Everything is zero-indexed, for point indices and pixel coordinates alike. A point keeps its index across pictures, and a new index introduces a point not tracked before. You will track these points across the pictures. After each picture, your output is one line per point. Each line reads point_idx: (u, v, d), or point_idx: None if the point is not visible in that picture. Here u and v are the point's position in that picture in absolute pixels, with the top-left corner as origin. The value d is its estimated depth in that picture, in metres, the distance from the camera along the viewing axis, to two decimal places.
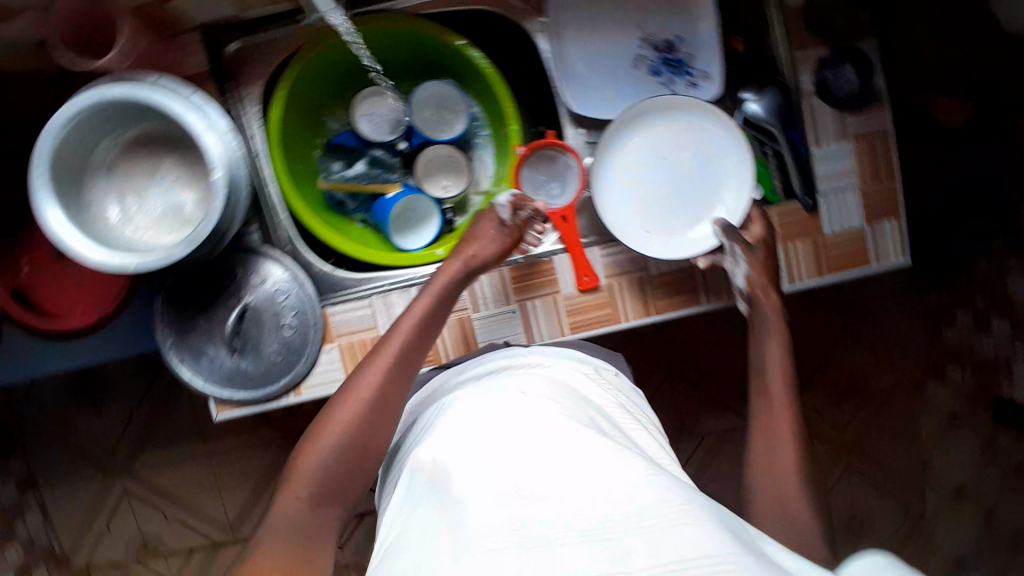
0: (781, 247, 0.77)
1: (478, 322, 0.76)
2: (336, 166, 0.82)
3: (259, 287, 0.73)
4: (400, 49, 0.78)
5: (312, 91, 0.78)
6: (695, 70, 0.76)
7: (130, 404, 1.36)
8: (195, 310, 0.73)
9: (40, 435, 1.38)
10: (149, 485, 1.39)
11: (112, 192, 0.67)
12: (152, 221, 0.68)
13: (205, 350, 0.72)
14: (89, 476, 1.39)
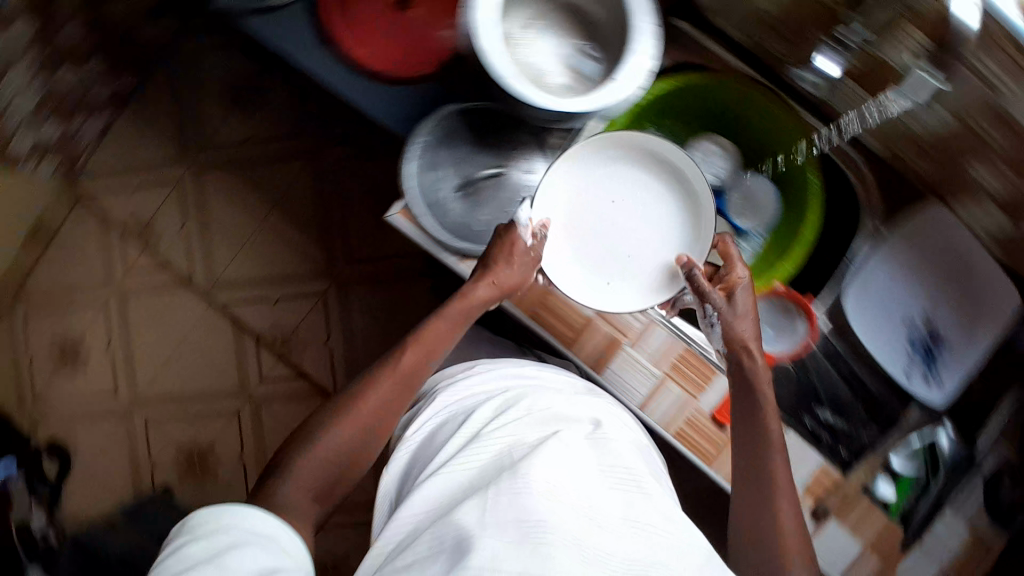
0: (862, 551, 0.74)
1: (623, 354, 0.79)
2: None
3: (520, 170, 0.85)
4: (778, 139, 0.77)
5: (687, 98, 0.79)
6: (936, 375, 0.80)
7: (255, 132, 1.37)
8: (467, 140, 0.84)
9: (173, 79, 1.38)
10: (196, 194, 1.38)
11: (525, 17, 0.70)
12: (526, 62, 0.70)
13: (439, 170, 0.83)
14: (166, 141, 1.38)
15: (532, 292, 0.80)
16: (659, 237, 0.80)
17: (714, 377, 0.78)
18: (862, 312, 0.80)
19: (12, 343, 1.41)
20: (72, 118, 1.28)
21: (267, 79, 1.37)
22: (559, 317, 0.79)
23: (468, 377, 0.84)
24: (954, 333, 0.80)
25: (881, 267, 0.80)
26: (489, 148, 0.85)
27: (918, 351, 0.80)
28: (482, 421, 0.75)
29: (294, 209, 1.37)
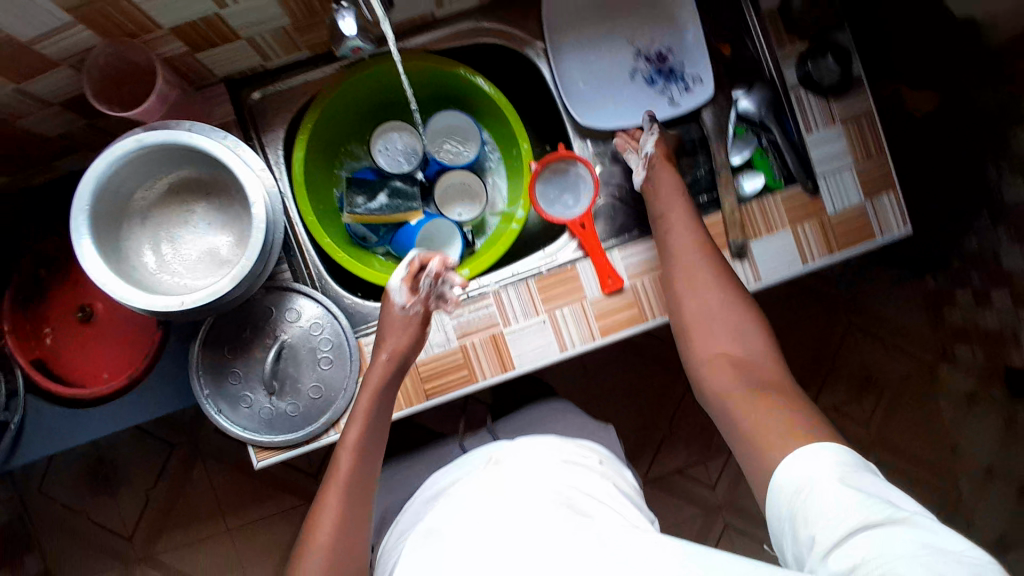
0: (758, 241, 0.76)
1: (510, 337, 0.73)
2: (359, 201, 0.79)
3: (293, 323, 0.73)
4: (432, 78, 0.79)
5: (337, 125, 0.81)
6: (687, 74, 0.79)
7: (146, 485, 1.32)
8: (230, 352, 0.72)
9: (53, 525, 1.32)
10: (171, 571, 1.32)
11: (161, 218, 0.69)
12: (196, 239, 0.70)
13: (243, 395, 0.72)
14: (107, 566, 1.32)
15: (411, 380, 0.74)
16: None
17: (577, 270, 0.73)
18: (602, 106, 0.80)
19: None
20: None
21: (107, 445, 1.32)
22: (449, 372, 0.73)
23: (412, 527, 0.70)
24: (670, 36, 0.80)
25: (564, 57, 0.80)
26: (244, 337, 0.73)
27: (646, 82, 0.81)
28: (457, 499, 0.65)
29: (239, 495, 1.33)
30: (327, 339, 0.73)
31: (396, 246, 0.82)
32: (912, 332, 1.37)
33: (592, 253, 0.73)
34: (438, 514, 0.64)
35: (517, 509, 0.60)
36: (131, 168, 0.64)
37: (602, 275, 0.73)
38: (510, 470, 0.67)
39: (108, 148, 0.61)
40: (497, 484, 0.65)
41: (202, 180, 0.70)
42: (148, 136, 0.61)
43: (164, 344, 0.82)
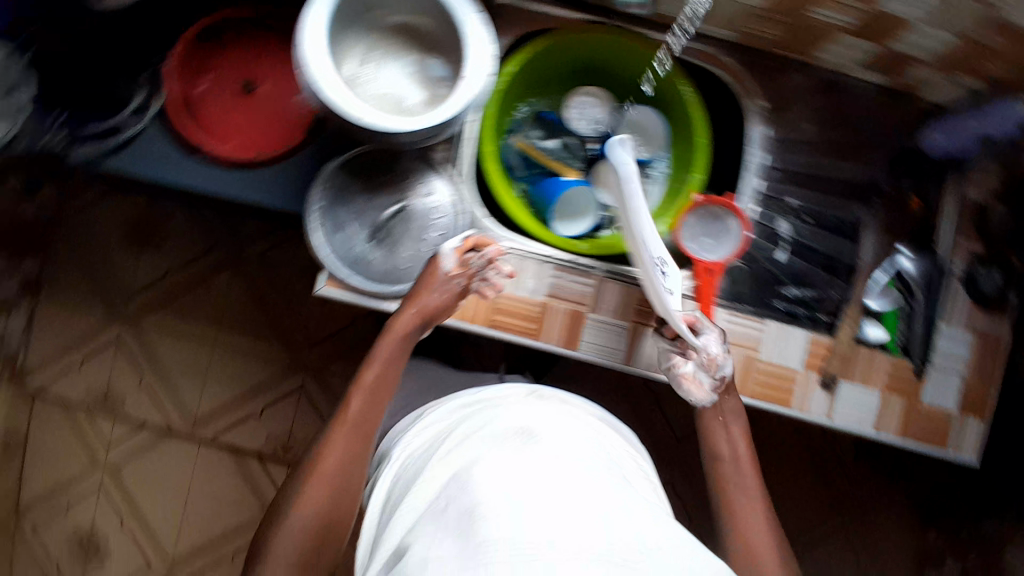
0: (844, 381, 0.77)
1: (591, 321, 0.75)
2: (534, 133, 0.83)
3: (423, 197, 0.76)
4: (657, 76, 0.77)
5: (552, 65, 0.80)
6: (661, 251, 0.70)
7: (170, 263, 1.35)
8: (358, 187, 0.76)
9: (69, 246, 1.34)
10: (144, 345, 1.35)
11: (377, 49, 0.70)
12: (393, 82, 0.70)
13: (346, 227, 0.75)
14: (92, 308, 1.34)
15: (484, 304, 0.75)
16: None
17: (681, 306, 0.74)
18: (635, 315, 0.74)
19: (31, 566, 1.38)
20: None
21: (158, 210, 1.34)
22: (520, 317, 0.74)
23: (432, 421, 0.77)
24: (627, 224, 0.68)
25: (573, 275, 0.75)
26: (377, 182, 0.76)
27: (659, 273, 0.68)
28: (485, 411, 0.72)
29: (240, 319, 1.36)
30: (439, 227, 0.76)
31: (535, 192, 0.79)
32: (888, 563, 1.35)
33: (704, 298, 0.74)
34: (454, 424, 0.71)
35: (549, 431, 0.67)
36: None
37: None
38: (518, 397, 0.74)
39: None
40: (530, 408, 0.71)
41: (428, 36, 0.71)
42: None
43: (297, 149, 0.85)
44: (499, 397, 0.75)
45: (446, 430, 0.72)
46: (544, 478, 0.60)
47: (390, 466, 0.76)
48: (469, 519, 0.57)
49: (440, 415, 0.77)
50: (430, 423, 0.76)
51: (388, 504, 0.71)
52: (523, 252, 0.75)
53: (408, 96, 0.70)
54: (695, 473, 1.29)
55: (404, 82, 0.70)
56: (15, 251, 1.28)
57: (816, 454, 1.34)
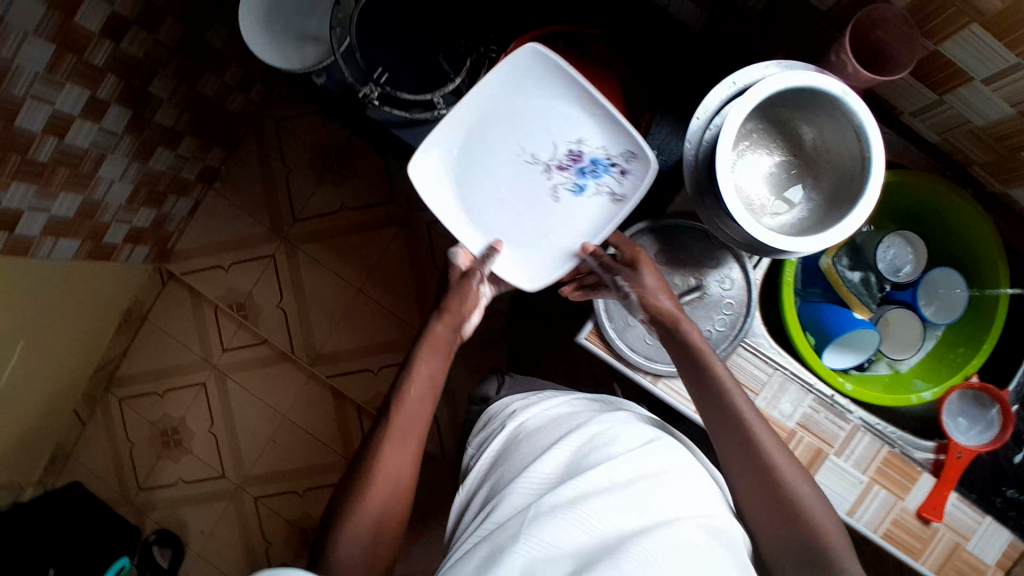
0: None
1: (830, 463, 0.73)
2: (842, 260, 0.78)
3: (717, 285, 0.73)
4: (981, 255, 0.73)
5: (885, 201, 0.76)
6: (615, 153, 0.77)
7: (346, 200, 1.35)
8: (657, 256, 0.74)
9: (260, 154, 1.36)
10: (294, 268, 1.35)
11: (767, 141, 0.68)
12: (755, 175, 0.68)
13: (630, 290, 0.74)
14: (259, 218, 1.36)
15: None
16: (269, 25, 0.84)
17: (918, 476, 0.74)
18: (493, 190, 0.80)
19: (113, 433, 1.40)
20: (159, 203, 1.26)
21: (352, 146, 1.35)
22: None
23: (551, 409, 0.75)
24: (571, 131, 0.77)
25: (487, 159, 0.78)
26: (678, 254, 0.74)
27: (574, 189, 0.79)
28: (604, 414, 0.69)
29: (390, 275, 1.35)
30: (723, 320, 0.73)
31: (816, 312, 0.76)
32: None
33: (945, 480, 0.73)
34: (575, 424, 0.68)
35: (665, 468, 0.60)
36: (810, 103, 0.63)
37: (927, 494, 0.74)
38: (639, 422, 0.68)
39: (833, 81, 0.59)
40: (652, 436, 0.65)
41: (814, 160, 0.67)
42: (855, 98, 0.58)
43: None
44: (625, 413, 0.70)
45: (564, 427, 0.68)
46: (641, 508, 0.55)
47: (498, 443, 0.73)
48: (544, 521, 0.54)
49: (564, 411, 0.73)
50: (552, 411, 0.74)
51: (500, 475, 0.66)
52: (789, 373, 0.73)
53: (756, 195, 0.68)
54: None
55: (764, 180, 0.68)
56: (210, 139, 1.29)
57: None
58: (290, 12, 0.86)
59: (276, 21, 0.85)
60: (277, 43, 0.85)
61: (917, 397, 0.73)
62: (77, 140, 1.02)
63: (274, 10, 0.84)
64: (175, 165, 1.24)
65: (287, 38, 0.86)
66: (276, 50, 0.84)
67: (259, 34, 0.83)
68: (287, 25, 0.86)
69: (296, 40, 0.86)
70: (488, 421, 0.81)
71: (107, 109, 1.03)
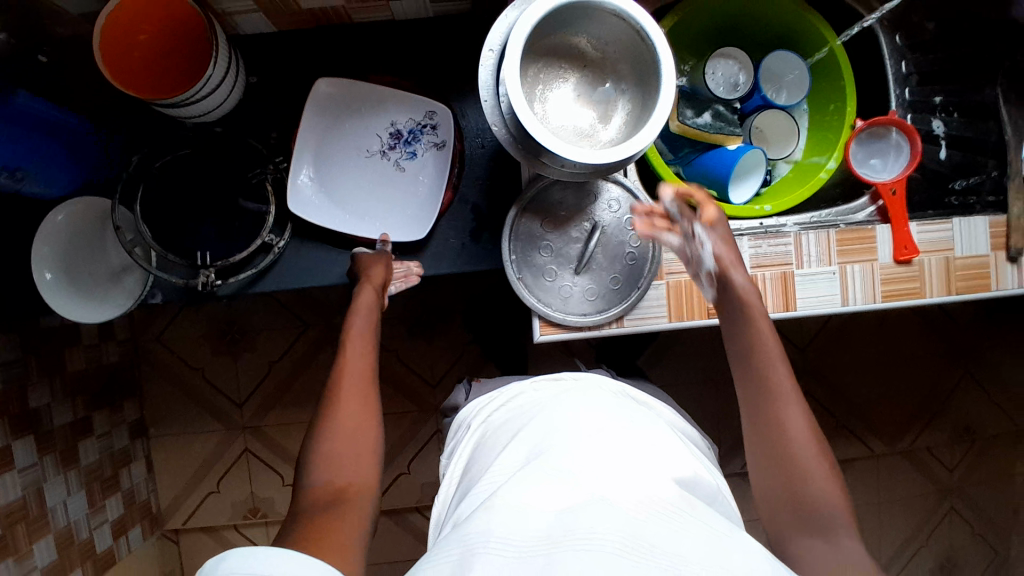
0: (1006, 259, 0.77)
1: (800, 278, 0.74)
2: (687, 113, 0.78)
3: (609, 212, 0.74)
4: (785, 21, 0.77)
5: (685, 38, 0.78)
6: (420, 117, 0.82)
7: (271, 356, 1.31)
8: (548, 227, 0.74)
9: (167, 375, 1.30)
10: (274, 445, 1.31)
11: (554, 71, 0.68)
12: (568, 106, 0.68)
13: (549, 270, 0.74)
14: (210, 427, 1.31)
15: (697, 296, 0.74)
16: (78, 287, 0.80)
17: (875, 232, 0.75)
18: (350, 192, 0.83)
19: None
20: (117, 484, 1.21)
21: (241, 310, 1.30)
22: None
23: (508, 401, 0.76)
24: (378, 119, 0.83)
25: (325, 170, 0.82)
26: (562, 214, 0.74)
27: (410, 160, 0.83)
28: (556, 401, 0.71)
29: None
30: (634, 236, 0.74)
31: (697, 168, 0.77)
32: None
33: (898, 220, 0.75)
34: (527, 417, 0.69)
35: (621, 437, 0.62)
36: (564, 16, 0.63)
37: (892, 241, 0.75)
38: (585, 399, 0.70)
39: None
40: (603, 411, 0.67)
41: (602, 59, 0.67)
42: None
43: (447, 208, 0.83)
44: (573, 391, 0.72)
45: (514, 426, 0.69)
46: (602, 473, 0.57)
47: (467, 456, 0.73)
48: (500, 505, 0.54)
49: (514, 405, 0.74)
50: (507, 407, 0.75)
51: (468, 485, 0.67)
52: None
53: (585, 122, 0.67)
54: None
55: (579, 105, 0.68)
56: (115, 400, 1.23)
57: (936, 322, 1.40)
58: (85, 263, 0.81)
59: (82, 283, 0.80)
60: (95, 296, 0.81)
61: (826, 171, 0.76)
62: (10, 494, 0.96)
63: (74, 276, 0.80)
64: (104, 445, 1.19)
65: (101, 287, 0.81)
66: (104, 308, 0.81)
67: (76, 304, 0.79)
68: (92, 276, 0.82)
69: (110, 283, 0.82)
70: (457, 429, 0.82)
71: (13, 452, 0.98)
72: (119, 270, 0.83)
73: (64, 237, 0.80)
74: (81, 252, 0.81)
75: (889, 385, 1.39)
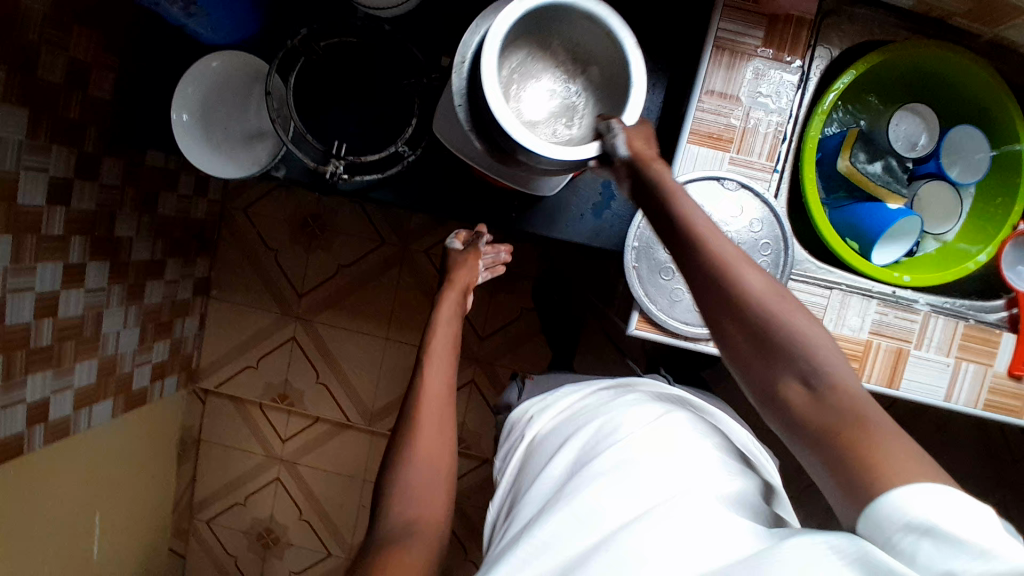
0: None
1: (913, 358, 0.72)
2: (859, 156, 0.77)
3: (746, 229, 0.72)
4: (984, 96, 0.72)
5: (883, 79, 0.76)
6: None
7: (341, 259, 1.33)
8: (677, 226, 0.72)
9: (240, 244, 1.33)
10: (320, 344, 1.34)
11: (538, 57, 0.63)
12: (545, 97, 0.63)
13: (667, 268, 0.73)
14: (266, 307, 1.34)
15: None
16: (210, 137, 0.82)
17: (1000, 338, 0.73)
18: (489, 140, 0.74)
19: (212, 554, 1.43)
20: (168, 331, 1.25)
21: (326, 206, 1.31)
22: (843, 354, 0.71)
23: (567, 401, 0.71)
24: None
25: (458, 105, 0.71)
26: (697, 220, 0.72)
27: None
28: (612, 401, 0.64)
29: (413, 314, 1.33)
30: (764, 262, 0.71)
31: (846, 218, 0.74)
32: None
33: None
34: (580, 420, 0.64)
35: (674, 444, 0.54)
36: (555, 15, 0.61)
37: (1015, 355, 0.72)
38: (640, 401, 0.63)
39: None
40: (657, 414, 0.59)
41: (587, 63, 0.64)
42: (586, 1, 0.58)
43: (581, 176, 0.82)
44: (631, 394, 0.65)
45: (569, 427, 0.64)
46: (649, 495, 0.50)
47: (519, 454, 0.69)
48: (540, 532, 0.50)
49: (573, 405, 0.70)
50: (566, 406, 0.71)
51: (519, 491, 0.63)
52: (844, 289, 0.71)
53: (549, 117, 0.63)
54: None
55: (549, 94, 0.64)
56: (190, 253, 1.27)
57: (989, 443, 1.36)
58: (223, 115, 0.83)
59: (215, 134, 0.83)
60: (227, 153, 0.83)
61: (974, 263, 0.72)
62: (71, 310, 0.99)
63: (207, 124, 0.82)
64: (168, 291, 1.23)
65: (230, 143, 0.83)
66: (221, 164, 0.81)
67: (202, 151, 0.81)
68: (227, 131, 0.84)
69: (239, 142, 0.84)
70: (511, 430, 0.77)
71: (86, 270, 1.01)
72: (250, 136, 0.83)
73: (213, 84, 0.83)
74: (222, 104, 0.83)
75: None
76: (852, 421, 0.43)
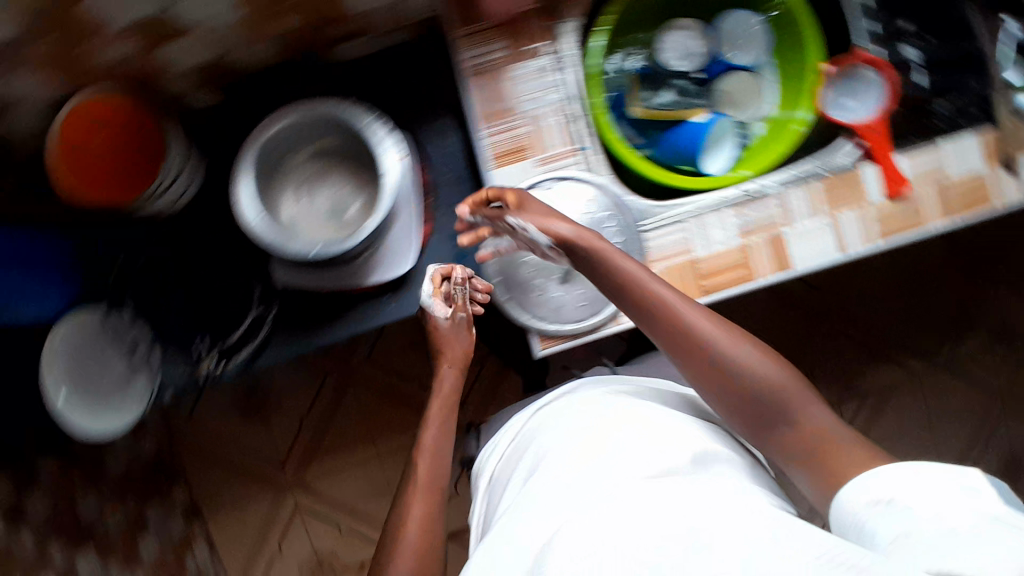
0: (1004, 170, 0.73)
1: (789, 237, 0.72)
2: (648, 95, 0.78)
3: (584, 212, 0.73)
4: None
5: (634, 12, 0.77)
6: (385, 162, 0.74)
7: (298, 412, 1.32)
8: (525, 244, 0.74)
9: (204, 451, 1.33)
10: (324, 497, 1.33)
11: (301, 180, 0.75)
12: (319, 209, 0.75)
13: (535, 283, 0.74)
14: (260, 493, 1.33)
15: (690, 273, 0.72)
16: (95, 397, 0.72)
17: (858, 173, 0.73)
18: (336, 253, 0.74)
19: None
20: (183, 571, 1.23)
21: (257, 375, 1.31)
22: (727, 270, 0.72)
23: (519, 439, 0.76)
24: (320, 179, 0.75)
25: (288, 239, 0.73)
26: None
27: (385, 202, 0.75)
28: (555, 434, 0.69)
29: (387, 421, 1.33)
30: (614, 230, 0.73)
31: (665, 151, 0.77)
32: None
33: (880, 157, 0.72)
34: (530, 462, 0.69)
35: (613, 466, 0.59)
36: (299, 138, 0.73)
37: (879, 178, 0.72)
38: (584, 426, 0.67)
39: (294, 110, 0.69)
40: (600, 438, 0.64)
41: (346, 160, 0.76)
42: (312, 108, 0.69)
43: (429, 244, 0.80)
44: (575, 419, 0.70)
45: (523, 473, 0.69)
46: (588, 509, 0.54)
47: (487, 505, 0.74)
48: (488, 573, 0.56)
49: (522, 442, 0.75)
50: (517, 445, 0.76)
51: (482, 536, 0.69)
52: (696, 210, 0.73)
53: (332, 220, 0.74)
54: (856, 313, 1.30)
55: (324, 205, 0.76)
56: (162, 489, 1.26)
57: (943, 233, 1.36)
58: (95, 366, 0.73)
59: (95, 391, 0.72)
60: (112, 405, 0.73)
61: (801, 125, 0.74)
62: None
63: (86, 388, 0.72)
64: (161, 535, 1.21)
65: (113, 392, 0.74)
66: (116, 419, 0.73)
67: (94, 419, 0.71)
68: (105, 383, 0.74)
69: (120, 387, 0.75)
70: (477, 477, 0.82)
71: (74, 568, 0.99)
72: (129, 369, 0.76)
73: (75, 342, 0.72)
74: (90, 357, 0.73)
75: (929, 302, 1.31)
76: (796, 420, 0.58)
